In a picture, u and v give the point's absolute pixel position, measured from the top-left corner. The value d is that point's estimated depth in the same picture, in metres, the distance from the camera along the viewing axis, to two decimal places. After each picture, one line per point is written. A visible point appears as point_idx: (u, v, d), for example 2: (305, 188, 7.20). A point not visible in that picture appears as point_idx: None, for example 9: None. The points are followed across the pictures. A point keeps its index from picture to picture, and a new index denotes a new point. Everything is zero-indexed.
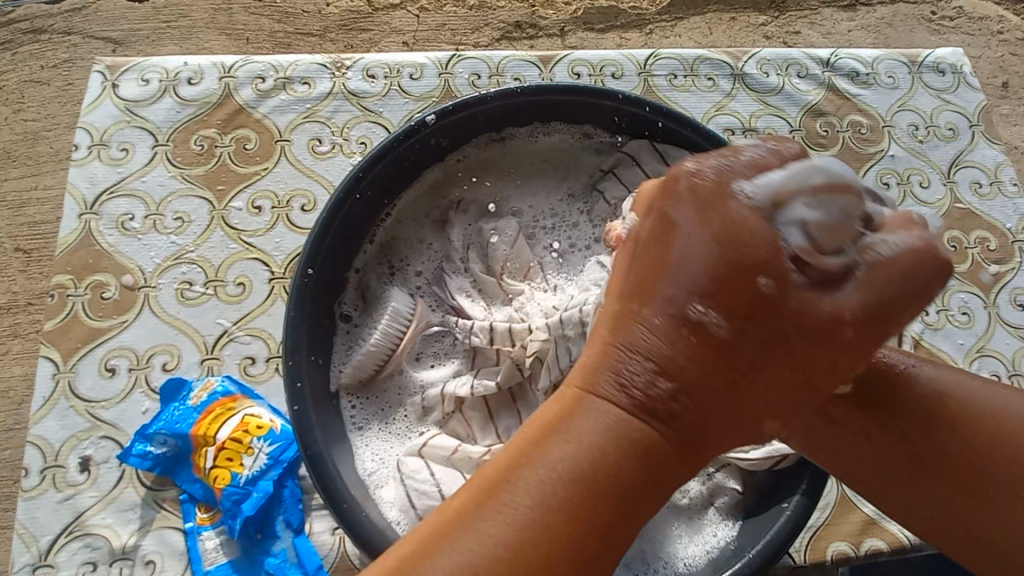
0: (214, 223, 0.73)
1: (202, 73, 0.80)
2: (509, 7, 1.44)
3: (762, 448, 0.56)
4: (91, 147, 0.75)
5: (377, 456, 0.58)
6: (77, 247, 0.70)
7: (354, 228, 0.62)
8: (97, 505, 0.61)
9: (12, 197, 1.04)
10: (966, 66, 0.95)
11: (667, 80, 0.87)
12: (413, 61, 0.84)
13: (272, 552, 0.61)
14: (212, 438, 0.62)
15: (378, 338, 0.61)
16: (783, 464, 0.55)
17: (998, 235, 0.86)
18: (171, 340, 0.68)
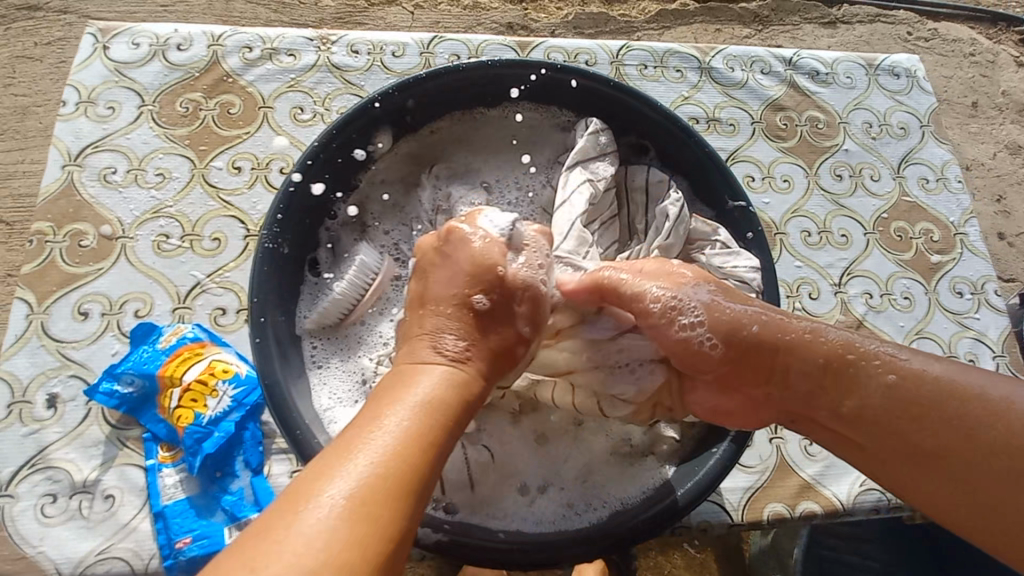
0: (194, 181, 0.76)
1: (191, 41, 0.83)
2: (501, 9, 1.50)
3: None
4: (79, 104, 0.78)
5: (334, 395, 0.61)
6: (59, 196, 0.73)
7: (328, 184, 0.65)
8: (62, 440, 0.64)
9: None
10: (920, 71, 1.01)
11: (637, 70, 0.92)
12: (396, 40, 0.88)
13: (229, 490, 0.63)
14: (178, 379, 0.65)
15: (344, 287, 0.63)
16: None
17: (941, 228, 0.92)
18: (145, 289, 0.70)
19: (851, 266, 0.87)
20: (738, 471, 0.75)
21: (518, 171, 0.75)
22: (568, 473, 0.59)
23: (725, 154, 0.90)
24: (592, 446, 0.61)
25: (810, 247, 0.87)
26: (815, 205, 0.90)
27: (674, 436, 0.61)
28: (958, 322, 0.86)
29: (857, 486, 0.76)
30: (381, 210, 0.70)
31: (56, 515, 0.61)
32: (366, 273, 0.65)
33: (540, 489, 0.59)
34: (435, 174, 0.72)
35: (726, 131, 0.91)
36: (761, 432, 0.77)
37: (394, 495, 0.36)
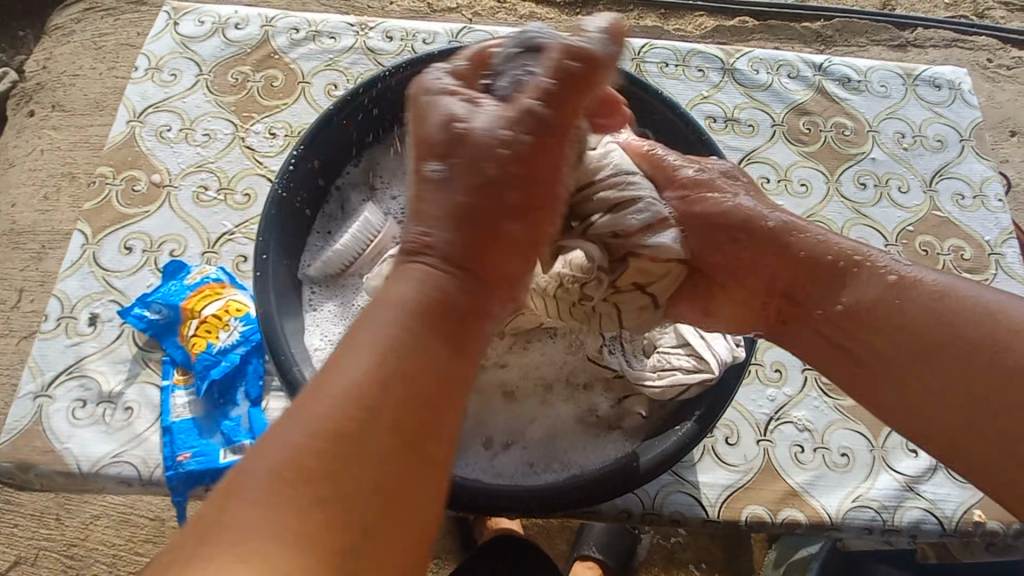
0: (234, 142, 0.85)
1: (248, 21, 0.93)
2: (557, 20, 1.59)
3: (667, 378, 0.59)
4: (148, 70, 0.89)
5: (324, 336, 0.66)
6: (122, 146, 0.83)
7: (343, 143, 0.71)
8: (96, 353, 0.72)
9: (93, 139, 1.22)
10: (965, 84, 0.97)
11: (658, 67, 0.94)
12: (428, 29, 0.94)
13: (229, 416, 0.69)
14: (197, 312, 0.72)
15: (346, 239, 0.69)
16: (684, 394, 0.59)
17: (974, 246, 0.87)
18: (181, 232, 0.79)
19: None
20: (719, 467, 0.73)
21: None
22: (534, 434, 0.60)
23: (741, 154, 0.90)
24: (562, 412, 0.62)
25: None
26: (833, 211, 0.88)
27: (642, 412, 0.61)
28: None
29: (848, 500, 0.73)
30: (390, 176, 0.75)
31: (82, 418, 0.69)
32: (368, 230, 0.70)
33: (505, 446, 0.60)
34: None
35: (745, 132, 0.91)
36: (748, 432, 0.75)
37: (346, 516, 0.33)
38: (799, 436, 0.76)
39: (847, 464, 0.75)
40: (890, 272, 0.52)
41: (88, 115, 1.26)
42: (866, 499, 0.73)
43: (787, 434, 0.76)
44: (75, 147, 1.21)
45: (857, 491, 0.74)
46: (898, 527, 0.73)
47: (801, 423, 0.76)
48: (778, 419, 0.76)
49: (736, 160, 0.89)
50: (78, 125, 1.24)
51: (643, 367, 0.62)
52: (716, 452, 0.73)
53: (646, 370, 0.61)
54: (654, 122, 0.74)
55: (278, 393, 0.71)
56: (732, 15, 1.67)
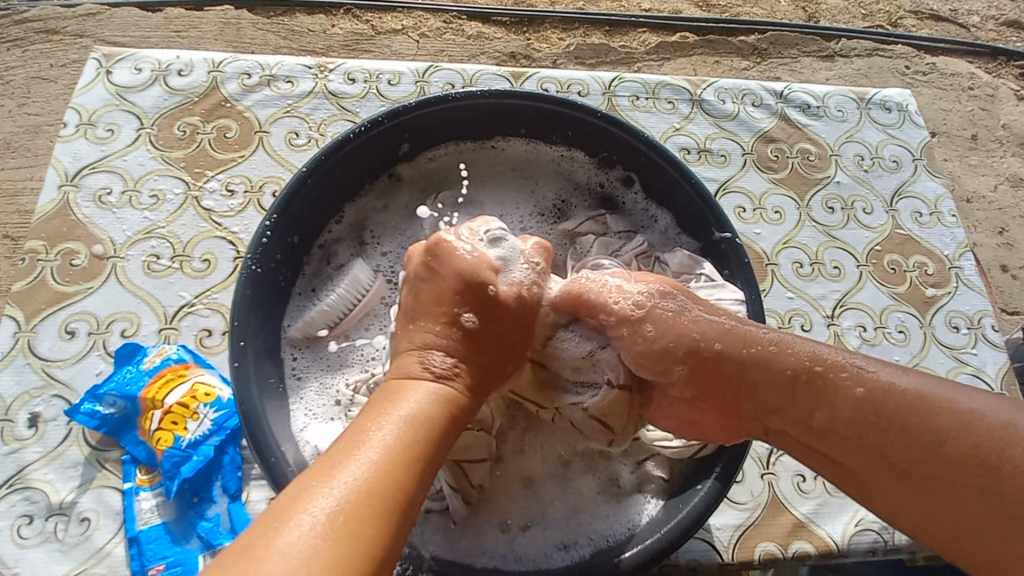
0: (187, 203, 0.77)
1: (192, 67, 0.86)
2: (505, 40, 1.56)
3: (684, 438, 0.59)
4: (79, 125, 0.80)
5: (310, 413, 0.61)
6: (53, 215, 0.74)
7: (316, 204, 0.66)
8: (41, 460, 0.63)
9: (5, 186, 1.08)
10: (911, 106, 1.03)
11: (629, 101, 0.94)
12: (393, 69, 0.90)
13: (206, 516, 0.62)
14: (159, 402, 0.64)
15: (332, 299, 0.65)
16: (700, 450, 0.58)
17: (935, 261, 0.91)
18: (132, 308, 0.71)
19: (844, 298, 0.86)
20: (729, 508, 0.72)
21: (522, 214, 0.76)
22: (554, 511, 0.58)
23: (716, 184, 0.91)
24: (577, 481, 0.60)
25: (802, 278, 0.86)
26: (807, 236, 0.89)
27: (662, 475, 0.60)
28: (954, 358, 0.84)
29: (852, 525, 0.73)
30: (386, 231, 0.72)
31: (30, 537, 0.60)
32: (356, 288, 0.67)
33: (523, 528, 0.57)
34: (440, 201, 0.74)
35: (717, 162, 0.92)
36: (752, 466, 0.75)
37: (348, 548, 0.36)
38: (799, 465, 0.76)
39: None
40: (858, 383, 0.48)
41: None
42: (868, 522, 0.74)
43: (789, 465, 0.76)
44: None
45: (858, 515, 0.74)
46: (901, 547, 0.74)
47: None
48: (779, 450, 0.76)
49: (714, 190, 0.89)
50: None
51: (657, 428, 0.61)
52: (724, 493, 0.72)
53: (661, 430, 0.61)
54: (638, 166, 0.73)
55: (260, 483, 0.64)
56: (673, 31, 1.71)
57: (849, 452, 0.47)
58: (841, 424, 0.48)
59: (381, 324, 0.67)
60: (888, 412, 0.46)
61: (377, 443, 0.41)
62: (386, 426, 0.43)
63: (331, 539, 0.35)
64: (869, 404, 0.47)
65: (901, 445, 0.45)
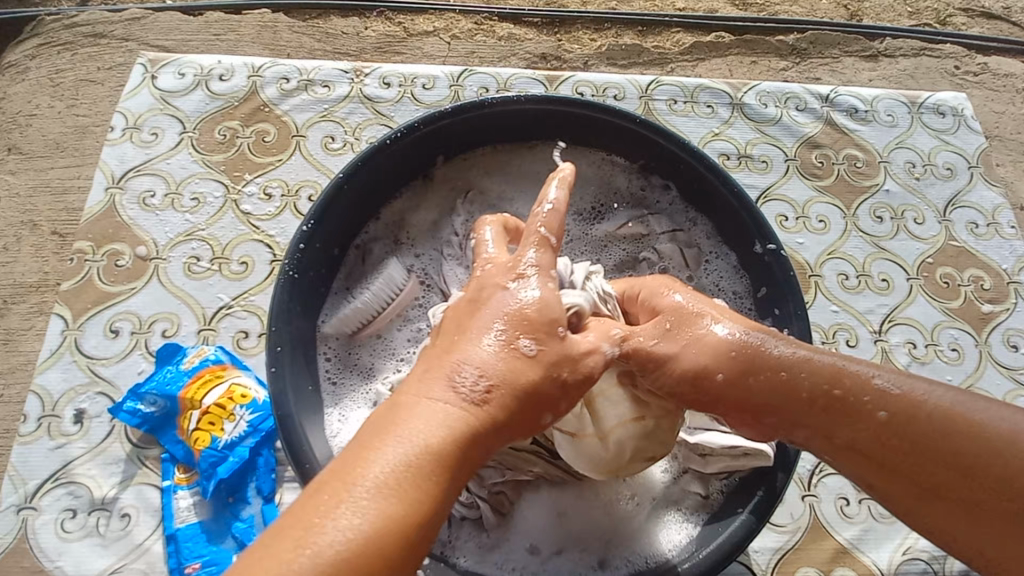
0: (226, 206, 0.78)
1: (233, 71, 0.87)
2: (536, 41, 1.54)
3: (716, 465, 0.56)
4: (126, 129, 0.82)
5: (343, 417, 0.61)
6: (100, 217, 0.76)
7: (351, 211, 0.66)
8: (85, 455, 0.65)
9: (55, 184, 1.12)
10: (967, 110, 0.98)
11: (667, 105, 0.91)
12: (427, 73, 0.90)
13: (240, 516, 0.62)
14: (197, 402, 0.65)
15: (367, 298, 0.65)
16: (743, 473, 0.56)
17: (992, 275, 0.86)
18: (173, 309, 0.72)
19: (892, 312, 0.82)
20: (768, 529, 0.69)
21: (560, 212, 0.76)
22: (589, 530, 0.56)
23: (757, 191, 0.88)
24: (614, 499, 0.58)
25: (847, 291, 0.83)
26: (853, 246, 0.86)
27: (700, 491, 0.57)
28: (1011, 379, 0.80)
29: (899, 554, 0.70)
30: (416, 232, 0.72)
31: (73, 531, 0.62)
32: (390, 287, 0.67)
33: (557, 549, 0.55)
34: (470, 201, 0.74)
35: (758, 168, 0.89)
36: (792, 488, 0.72)
37: None
38: (843, 487, 0.73)
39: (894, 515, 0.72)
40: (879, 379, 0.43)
41: (46, 157, 1.15)
42: (915, 551, 0.70)
43: (832, 487, 0.72)
44: (36, 194, 1.11)
45: (906, 543, 0.70)
46: None
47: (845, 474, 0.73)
48: (820, 471, 0.73)
49: (754, 198, 0.87)
50: (37, 170, 1.14)
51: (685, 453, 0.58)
52: None
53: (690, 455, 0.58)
54: (677, 171, 0.71)
55: (293, 484, 0.65)
56: (708, 31, 1.67)
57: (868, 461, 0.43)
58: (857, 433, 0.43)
59: (413, 327, 0.67)
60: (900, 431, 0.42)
61: (411, 445, 0.37)
62: (400, 448, 0.36)
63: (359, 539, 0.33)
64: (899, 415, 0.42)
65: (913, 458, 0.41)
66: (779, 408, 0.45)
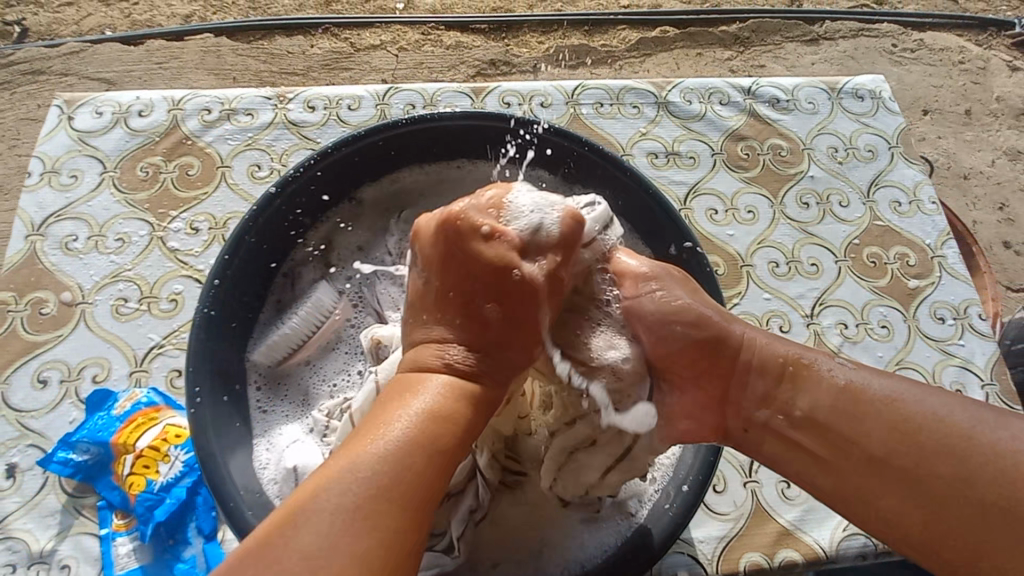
0: (152, 244, 0.77)
1: (152, 107, 0.86)
2: (484, 47, 1.55)
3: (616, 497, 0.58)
4: (44, 173, 0.81)
5: (271, 447, 0.60)
6: (22, 265, 0.75)
7: (272, 242, 0.65)
8: (18, 511, 0.64)
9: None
10: (885, 92, 1.01)
11: (593, 108, 0.93)
12: (352, 94, 0.90)
13: (181, 558, 0.62)
14: (132, 446, 0.65)
15: (294, 324, 0.65)
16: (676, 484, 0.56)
17: (917, 251, 0.89)
18: (103, 353, 0.71)
19: (822, 296, 0.84)
20: (711, 518, 0.71)
21: None
22: (525, 540, 0.57)
23: (686, 187, 0.89)
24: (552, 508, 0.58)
25: (778, 278, 0.84)
26: (782, 234, 0.88)
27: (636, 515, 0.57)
28: (940, 350, 0.82)
29: (839, 530, 0.72)
30: (347, 253, 0.72)
31: None
32: (319, 312, 0.67)
33: (493, 567, 0.56)
34: (402, 220, 0.74)
35: (686, 164, 0.91)
36: (734, 475, 0.73)
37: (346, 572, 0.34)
38: None
39: None
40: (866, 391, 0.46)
41: None
42: (856, 526, 0.72)
43: (772, 471, 0.74)
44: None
45: (846, 519, 0.73)
46: (893, 549, 0.72)
47: None
48: None
49: (682, 194, 0.88)
50: None
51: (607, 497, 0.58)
52: (706, 503, 0.71)
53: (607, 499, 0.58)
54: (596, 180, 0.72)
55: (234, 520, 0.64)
56: (653, 26, 1.69)
57: (840, 456, 0.45)
58: (829, 423, 0.46)
59: (347, 349, 0.68)
60: (891, 442, 0.43)
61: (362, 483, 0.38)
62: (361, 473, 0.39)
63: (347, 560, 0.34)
64: (880, 429, 0.44)
65: (879, 468, 0.43)
66: (748, 389, 0.50)
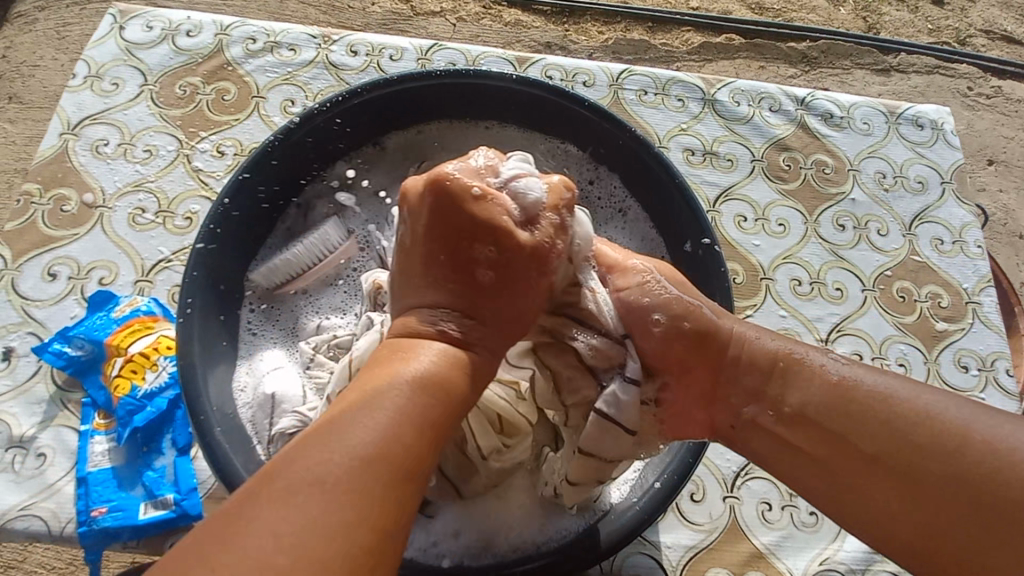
0: (177, 161, 0.78)
1: (201, 28, 0.87)
2: (542, 29, 1.53)
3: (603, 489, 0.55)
4: (87, 77, 0.82)
5: (252, 371, 0.61)
6: (51, 161, 0.77)
7: (287, 172, 0.65)
8: (8, 393, 0.66)
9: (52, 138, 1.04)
10: (947, 125, 0.96)
11: (637, 95, 0.90)
12: (396, 44, 0.89)
13: (152, 466, 0.62)
14: (123, 349, 0.66)
15: (298, 251, 0.65)
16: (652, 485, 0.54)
17: (951, 293, 0.84)
18: (112, 258, 0.72)
19: (842, 322, 0.80)
20: (684, 526, 0.68)
21: None
22: (485, 510, 0.56)
23: (718, 189, 0.86)
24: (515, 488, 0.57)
25: (799, 297, 0.81)
26: (810, 253, 0.84)
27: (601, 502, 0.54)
28: None
29: (815, 564, 0.69)
30: (364, 195, 0.72)
31: None
32: (324, 245, 0.67)
33: (450, 535, 0.54)
34: (422, 170, 0.72)
35: (722, 166, 0.88)
36: (714, 487, 0.71)
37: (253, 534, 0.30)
38: (767, 492, 0.72)
39: (816, 524, 0.71)
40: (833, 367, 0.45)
41: (46, 109, 1.08)
42: (833, 562, 0.69)
43: (755, 491, 0.71)
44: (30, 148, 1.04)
45: (824, 554, 0.69)
46: None
47: (771, 479, 0.72)
48: (746, 474, 0.72)
49: (712, 196, 0.85)
50: (33, 121, 1.06)
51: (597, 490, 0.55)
52: (680, 510, 0.69)
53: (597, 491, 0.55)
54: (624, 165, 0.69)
55: None
56: (718, 32, 1.64)
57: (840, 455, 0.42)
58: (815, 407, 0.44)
59: (346, 288, 0.69)
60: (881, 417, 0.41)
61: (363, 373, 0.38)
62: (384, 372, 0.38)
63: (299, 532, 0.29)
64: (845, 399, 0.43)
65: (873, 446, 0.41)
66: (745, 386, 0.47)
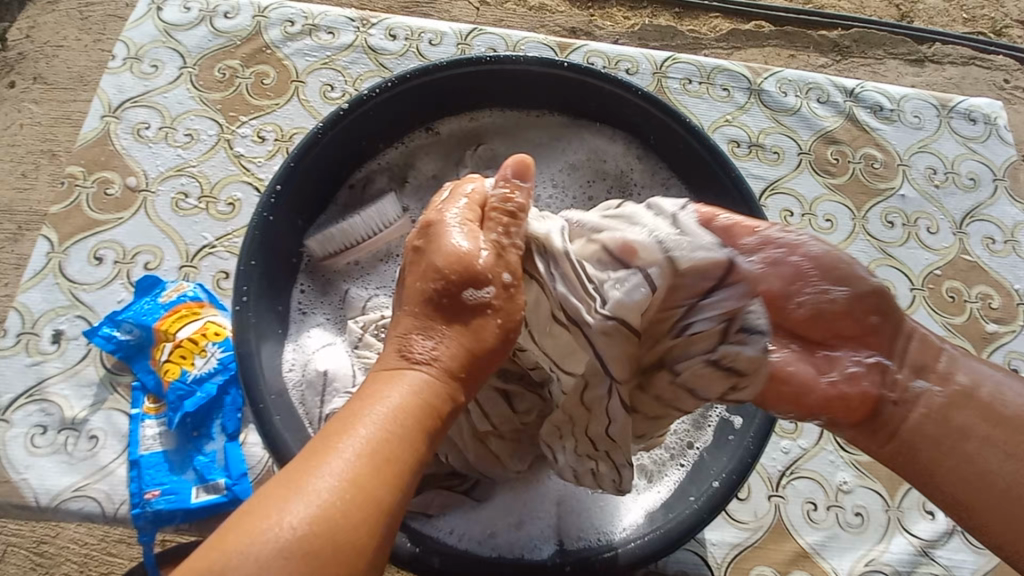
0: (219, 145, 0.78)
1: (239, 10, 0.86)
2: (567, 14, 1.48)
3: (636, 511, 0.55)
4: (127, 59, 0.82)
5: (298, 347, 0.61)
6: (94, 143, 0.77)
7: (337, 159, 0.64)
8: (59, 375, 0.66)
9: (76, 117, 1.03)
10: (1000, 120, 0.93)
11: (681, 84, 0.88)
12: (436, 28, 0.87)
13: (202, 451, 0.63)
14: (172, 334, 0.65)
15: (355, 221, 0.65)
16: (709, 485, 0.53)
17: (1002, 294, 0.82)
18: (157, 243, 0.72)
19: None
20: (729, 524, 0.68)
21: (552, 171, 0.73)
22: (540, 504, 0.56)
23: (765, 183, 0.84)
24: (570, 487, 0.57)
25: None
26: (858, 250, 0.82)
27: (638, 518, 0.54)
28: None
29: (861, 564, 0.68)
30: (423, 179, 0.72)
31: (42, 447, 0.63)
32: (379, 219, 0.67)
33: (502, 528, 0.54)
34: (477, 155, 0.72)
35: (769, 159, 0.85)
36: (759, 485, 0.70)
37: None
38: (812, 491, 0.71)
39: (862, 525, 0.70)
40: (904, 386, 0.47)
41: (68, 90, 1.06)
42: (879, 563, 0.68)
43: (801, 490, 0.71)
44: (54, 127, 1.03)
45: (870, 555, 0.69)
46: None
47: (816, 479, 0.72)
48: (792, 473, 0.71)
49: (759, 190, 0.83)
50: (58, 102, 1.05)
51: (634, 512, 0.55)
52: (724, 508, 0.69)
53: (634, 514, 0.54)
54: (677, 157, 0.68)
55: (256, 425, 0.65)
56: (747, 19, 1.59)
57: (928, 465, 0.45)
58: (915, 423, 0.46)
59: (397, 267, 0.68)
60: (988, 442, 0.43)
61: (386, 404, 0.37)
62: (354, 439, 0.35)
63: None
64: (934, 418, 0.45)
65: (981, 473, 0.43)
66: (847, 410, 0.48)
